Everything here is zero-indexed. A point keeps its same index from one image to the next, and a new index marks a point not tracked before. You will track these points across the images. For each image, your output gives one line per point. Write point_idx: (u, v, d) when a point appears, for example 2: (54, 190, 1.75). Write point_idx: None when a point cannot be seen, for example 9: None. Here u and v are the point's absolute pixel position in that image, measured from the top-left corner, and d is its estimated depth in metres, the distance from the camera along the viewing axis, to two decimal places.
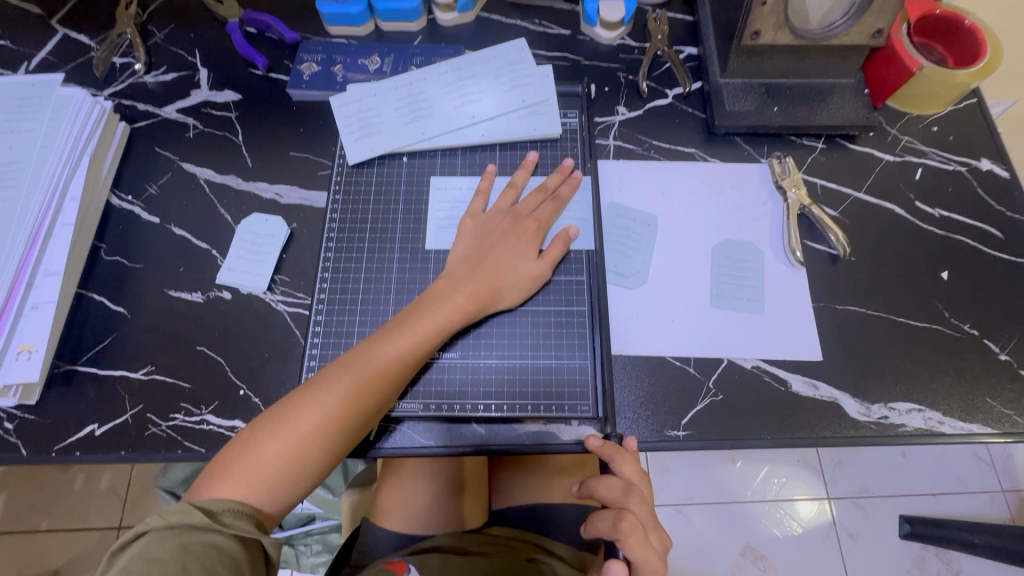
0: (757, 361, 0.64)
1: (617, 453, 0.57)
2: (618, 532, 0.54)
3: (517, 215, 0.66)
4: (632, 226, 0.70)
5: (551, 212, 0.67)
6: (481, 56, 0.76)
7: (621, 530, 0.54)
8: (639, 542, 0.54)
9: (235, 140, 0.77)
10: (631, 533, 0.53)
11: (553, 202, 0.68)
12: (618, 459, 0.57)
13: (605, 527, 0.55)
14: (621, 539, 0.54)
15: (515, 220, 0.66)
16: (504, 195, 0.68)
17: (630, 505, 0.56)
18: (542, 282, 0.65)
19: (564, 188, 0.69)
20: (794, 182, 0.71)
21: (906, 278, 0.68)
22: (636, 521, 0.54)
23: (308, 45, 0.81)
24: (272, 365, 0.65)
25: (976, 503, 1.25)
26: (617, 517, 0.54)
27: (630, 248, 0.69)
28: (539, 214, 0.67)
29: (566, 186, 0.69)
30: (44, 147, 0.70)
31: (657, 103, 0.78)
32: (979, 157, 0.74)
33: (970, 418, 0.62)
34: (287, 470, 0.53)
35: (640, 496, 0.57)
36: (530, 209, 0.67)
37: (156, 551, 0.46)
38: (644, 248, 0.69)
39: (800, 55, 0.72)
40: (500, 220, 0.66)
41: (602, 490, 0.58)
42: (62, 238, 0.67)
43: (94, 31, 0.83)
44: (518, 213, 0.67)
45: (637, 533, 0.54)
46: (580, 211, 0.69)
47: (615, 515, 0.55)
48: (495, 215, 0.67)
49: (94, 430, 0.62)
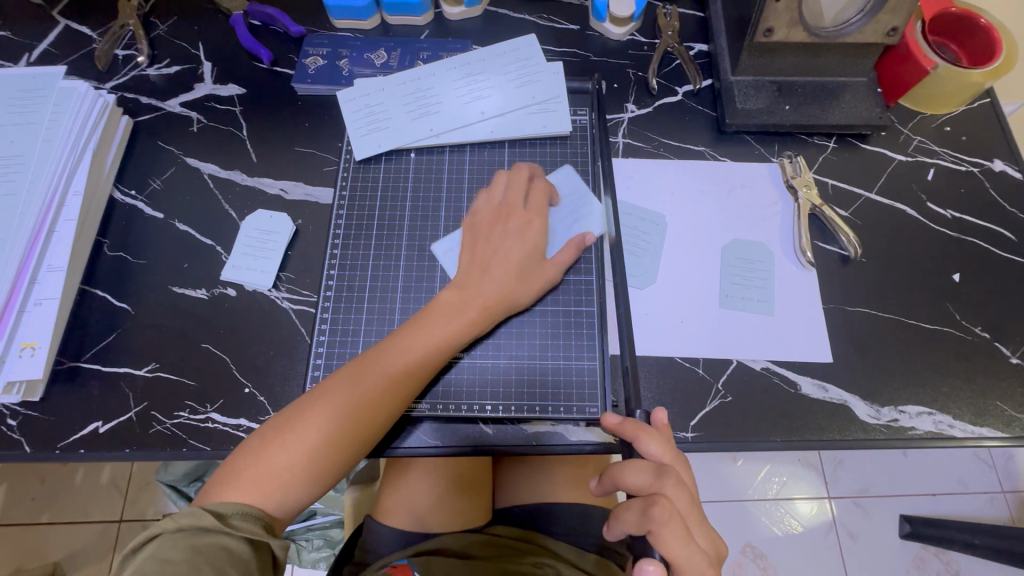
0: (766, 363, 0.64)
1: (640, 431, 0.54)
2: (650, 522, 0.49)
3: (509, 208, 0.65)
4: (643, 244, 0.69)
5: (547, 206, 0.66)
6: (490, 51, 0.75)
7: (654, 518, 0.49)
8: (675, 531, 0.49)
9: (240, 134, 0.76)
10: (665, 522, 0.49)
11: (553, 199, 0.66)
12: (642, 437, 0.54)
13: (635, 519, 0.51)
14: (654, 530, 0.49)
15: (512, 212, 0.64)
16: (493, 189, 0.66)
17: (663, 490, 0.51)
18: (554, 283, 0.64)
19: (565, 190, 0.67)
20: (806, 182, 0.70)
21: (918, 280, 0.67)
22: (671, 508, 0.49)
23: (314, 38, 0.80)
24: (278, 363, 0.64)
25: (977, 503, 1.25)
26: (648, 504, 0.50)
27: (637, 267, 0.67)
28: (538, 206, 0.65)
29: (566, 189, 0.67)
30: (46, 140, 0.69)
31: (667, 101, 0.77)
32: (992, 158, 0.73)
33: (979, 422, 0.62)
34: (299, 477, 0.52)
35: (675, 478, 0.51)
36: (522, 198, 0.65)
37: (168, 551, 0.45)
38: (651, 268, 0.67)
39: (813, 53, 0.71)
40: (494, 214, 0.64)
41: (628, 477, 0.52)
42: (65, 233, 0.66)
43: (96, 23, 0.82)
44: (512, 204, 0.65)
45: (671, 522, 0.49)
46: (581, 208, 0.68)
47: (645, 502, 0.50)
48: (486, 210, 0.65)
49: (98, 428, 0.62)
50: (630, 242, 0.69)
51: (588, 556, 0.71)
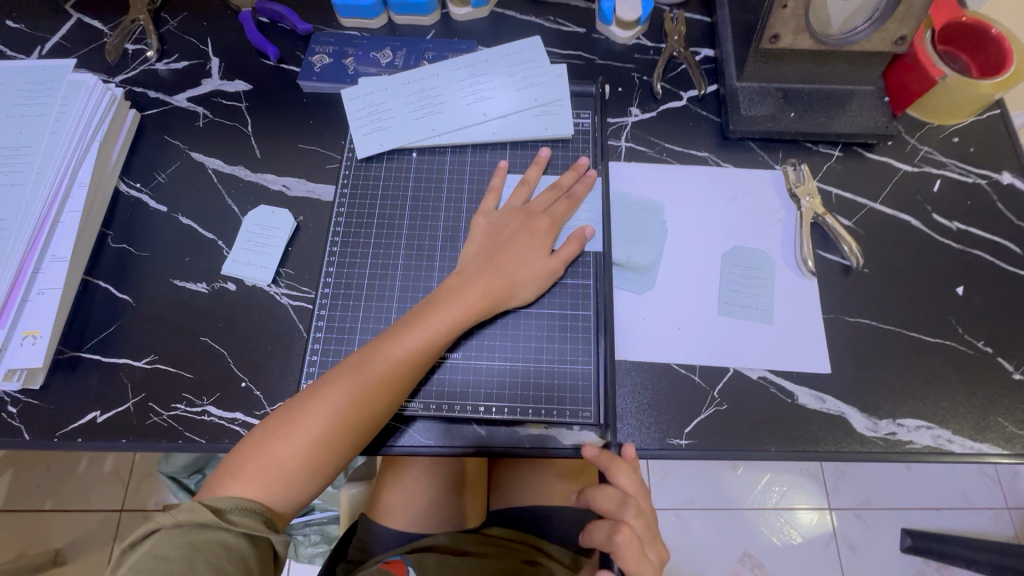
0: (764, 372, 0.63)
1: (613, 463, 0.55)
2: (613, 544, 0.53)
3: (531, 213, 0.66)
4: (642, 236, 0.69)
5: (565, 210, 0.67)
6: (495, 52, 0.75)
7: (615, 544, 0.53)
8: (632, 555, 0.53)
9: (245, 130, 0.76)
10: (625, 546, 0.53)
11: (567, 199, 0.67)
12: (615, 470, 0.54)
13: (599, 539, 0.55)
14: (615, 554, 0.53)
15: (530, 218, 0.65)
16: (516, 194, 0.68)
17: (627, 518, 0.54)
18: (555, 278, 0.64)
19: (579, 186, 0.68)
20: (809, 191, 0.70)
21: (921, 292, 0.67)
22: (633, 533, 0.53)
23: (321, 36, 0.80)
24: (275, 359, 0.65)
25: (980, 519, 1.24)
26: (612, 531, 0.53)
27: (636, 255, 0.68)
28: (552, 212, 0.66)
29: (581, 184, 0.68)
30: (54, 132, 0.70)
31: (671, 106, 0.76)
32: (1000, 170, 0.72)
33: (980, 438, 0.61)
34: (300, 469, 0.53)
35: (638, 505, 0.54)
36: (543, 205, 0.67)
37: (164, 548, 0.46)
38: (652, 257, 0.68)
39: (820, 61, 0.70)
40: (514, 218, 0.66)
41: (597, 500, 0.56)
42: (69, 224, 0.67)
43: (107, 17, 0.83)
44: (532, 211, 0.66)
45: (631, 548, 0.53)
46: (592, 210, 0.69)
47: (610, 528, 0.54)
48: (507, 212, 0.66)
49: (96, 418, 0.63)
50: (630, 232, 0.69)
51: (581, 559, 0.71)
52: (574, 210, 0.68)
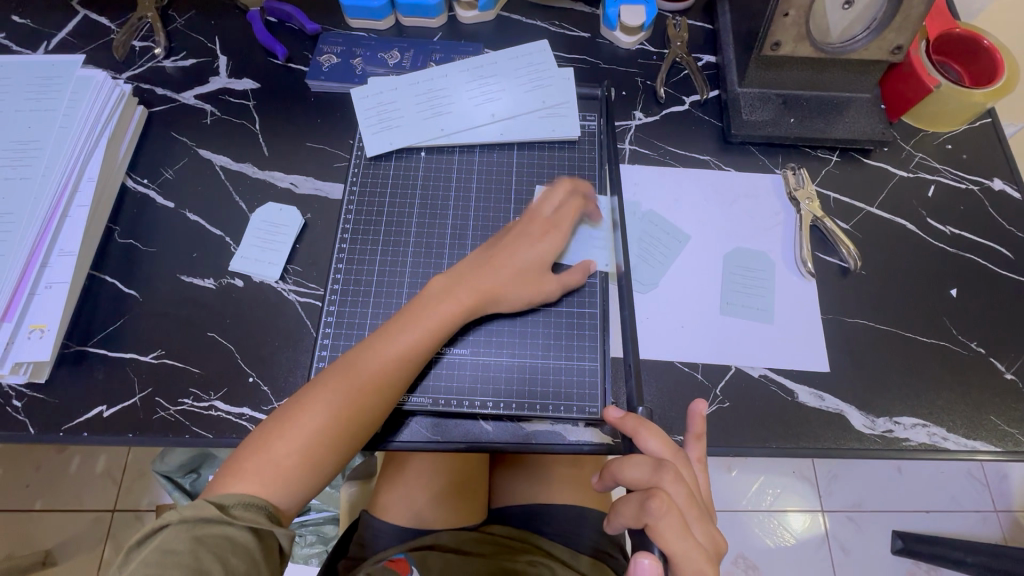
0: (764, 371, 0.64)
1: (641, 426, 0.55)
2: (648, 514, 0.50)
3: (539, 216, 0.66)
4: (657, 256, 0.69)
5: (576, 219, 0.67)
6: (503, 55, 0.76)
7: (651, 511, 0.50)
8: (672, 525, 0.50)
9: (253, 127, 0.77)
10: (662, 515, 0.50)
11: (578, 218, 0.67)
12: (642, 433, 0.55)
13: (632, 512, 0.52)
14: (652, 523, 0.50)
15: (541, 225, 0.66)
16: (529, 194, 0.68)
17: (663, 485, 0.51)
18: (553, 298, 0.65)
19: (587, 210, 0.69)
20: (808, 194, 0.72)
21: (915, 294, 0.68)
22: (669, 501, 0.50)
23: (328, 36, 0.81)
24: (283, 354, 0.65)
25: (970, 522, 1.26)
26: (647, 497, 0.51)
27: (636, 265, 0.69)
28: (563, 218, 0.66)
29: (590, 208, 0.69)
30: (63, 127, 0.70)
31: (674, 110, 0.78)
32: (992, 177, 0.75)
33: (973, 435, 0.62)
34: (301, 466, 0.53)
35: (674, 473, 0.52)
36: (553, 209, 0.66)
37: (171, 543, 0.46)
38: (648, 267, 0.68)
39: (820, 68, 0.72)
40: (526, 223, 0.66)
41: (628, 472, 0.54)
42: (77, 219, 0.67)
43: (115, 14, 0.83)
44: (543, 214, 0.66)
45: (669, 515, 0.50)
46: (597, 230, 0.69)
47: (643, 495, 0.51)
48: (515, 213, 0.66)
49: (102, 412, 0.63)
50: (647, 251, 0.70)
51: (582, 557, 0.70)
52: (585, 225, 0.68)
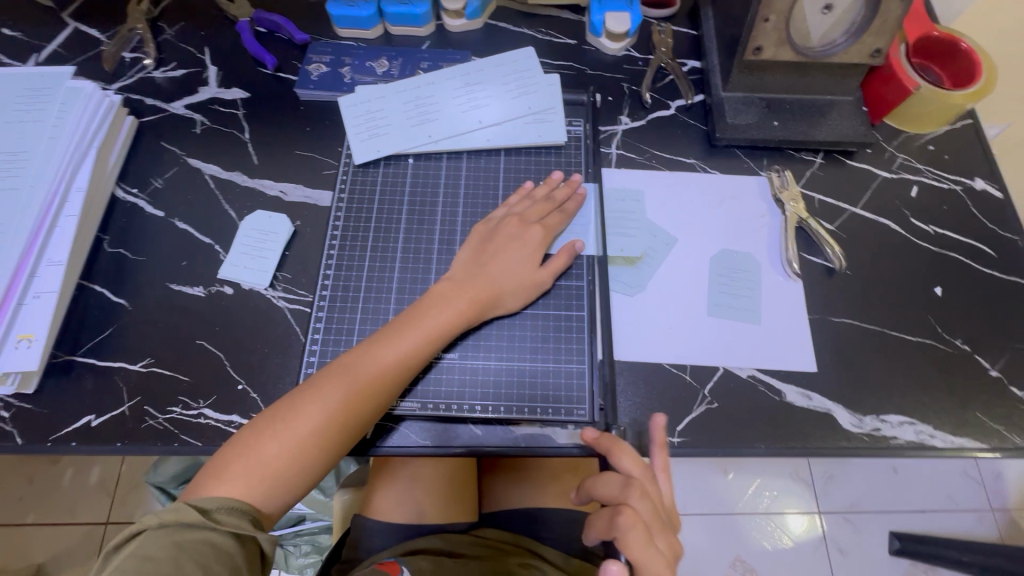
0: (752, 372, 0.65)
1: (614, 445, 0.55)
2: (615, 529, 0.52)
3: (525, 220, 0.67)
4: (632, 227, 0.71)
5: (557, 222, 0.68)
6: (490, 62, 0.77)
7: (619, 526, 0.52)
8: (639, 540, 0.52)
9: (242, 136, 0.77)
10: (629, 530, 0.52)
11: (560, 214, 0.68)
12: (615, 450, 0.55)
13: (604, 526, 0.54)
14: (621, 538, 0.52)
15: (521, 224, 0.66)
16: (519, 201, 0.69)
17: (631, 501, 0.53)
18: (544, 289, 0.66)
19: (571, 203, 0.69)
20: (792, 197, 0.73)
21: (899, 293, 0.69)
22: (635, 517, 0.52)
23: (317, 46, 0.82)
24: (273, 361, 0.65)
25: (966, 521, 1.26)
26: (616, 514, 0.53)
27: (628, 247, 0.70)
28: (545, 222, 0.67)
29: (574, 201, 0.69)
30: (52, 138, 0.71)
31: (660, 115, 0.79)
32: (974, 177, 0.76)
33: (960, 432, 0.63)
34: (288, 469, 0.53)
35: (641, 490, 0.54)
36: (537, 214, 0.68)
37: (149, 549, 0.45)
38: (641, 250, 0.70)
39: (801, 72, 0.73)
40: (509, 224, 0.66)
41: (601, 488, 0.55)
42: (66, 228, 0.67)
43: (105, 26, 0.84)
44: (527, 218, 0.67)
45: (635, 530, 0.52)
46: (582, 229, 0.70)
47: (613, 511, 0.53)
48: (503, 218, 0.67)
49: (90, 422, 0.62)
50: (620, 223, 0.72)
51: (573, 560, 0.71)
52: (565, 224, 0.69)
